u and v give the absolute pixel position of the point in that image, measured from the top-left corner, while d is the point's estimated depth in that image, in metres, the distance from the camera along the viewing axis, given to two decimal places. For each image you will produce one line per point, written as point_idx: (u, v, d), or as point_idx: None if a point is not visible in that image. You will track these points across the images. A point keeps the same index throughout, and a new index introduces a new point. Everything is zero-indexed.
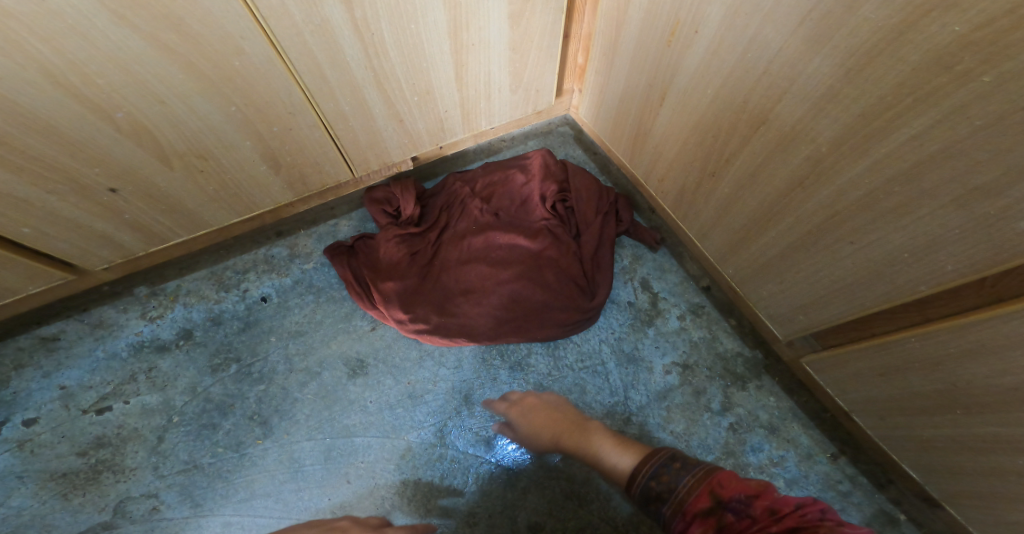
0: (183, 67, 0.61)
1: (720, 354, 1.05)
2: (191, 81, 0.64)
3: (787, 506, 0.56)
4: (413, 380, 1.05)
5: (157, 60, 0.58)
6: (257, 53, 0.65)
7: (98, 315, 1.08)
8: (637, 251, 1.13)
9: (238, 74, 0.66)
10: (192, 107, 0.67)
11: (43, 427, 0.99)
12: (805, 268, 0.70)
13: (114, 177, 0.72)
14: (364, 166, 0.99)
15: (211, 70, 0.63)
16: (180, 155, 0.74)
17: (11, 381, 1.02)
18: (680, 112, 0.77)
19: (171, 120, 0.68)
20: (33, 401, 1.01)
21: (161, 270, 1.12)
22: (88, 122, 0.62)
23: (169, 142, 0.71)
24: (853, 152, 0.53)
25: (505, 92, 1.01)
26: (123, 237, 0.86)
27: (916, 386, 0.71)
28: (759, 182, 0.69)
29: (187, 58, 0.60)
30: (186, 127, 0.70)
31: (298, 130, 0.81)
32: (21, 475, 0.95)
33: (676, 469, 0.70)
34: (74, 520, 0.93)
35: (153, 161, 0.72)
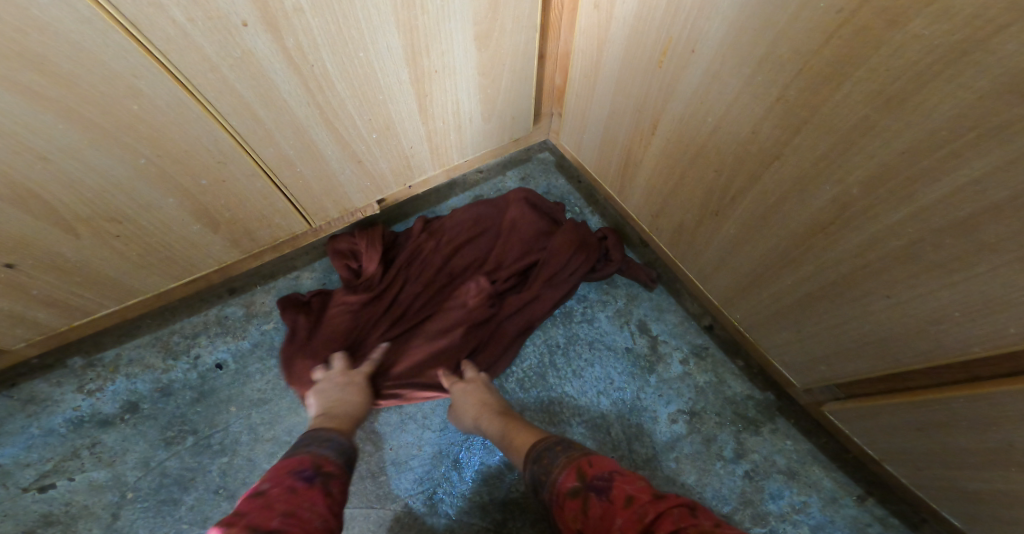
0: (63, 115, 0.50)
1: (730, 398, 0.94)
2: (77, 130, 0.52)
3: (652, 508, 0.41)
4: (394, 446, 0.90)
5: (24, 110, 0.47)
6: (161, 95, 0.54)
7: (28, 390, 0.93)
8: (631, 290, 1.03)
9: (142, 121, 0.55)
10: (87, 162, 0.56)
11: None
12: (825, 317, 0.61)
13: (3, 251, 0.60)
14: (322, 214, 0.89)
15: (100, 115, 0.52)
16: (85, 217, 0.62)
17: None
18: (677, 140, 0.68)
19: (64, 179, 0.56)
20: None
21: (98, 338, 0.97)
22: None
23: (66, 203, 0.59)
24: (889, 197, 0.44)
25: (477, 122, 0.91)
26: (37, 315, 0.73)
27: (954, 449, 0.61)
28: (775, 221, 0.59)
29: (64, 102, 0.49)
30: (86, 185, 0.59)
31: (233, 180, 0.70)
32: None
33: (559, 451, 0.60)
34: None
35: (51, 228, 0.61)
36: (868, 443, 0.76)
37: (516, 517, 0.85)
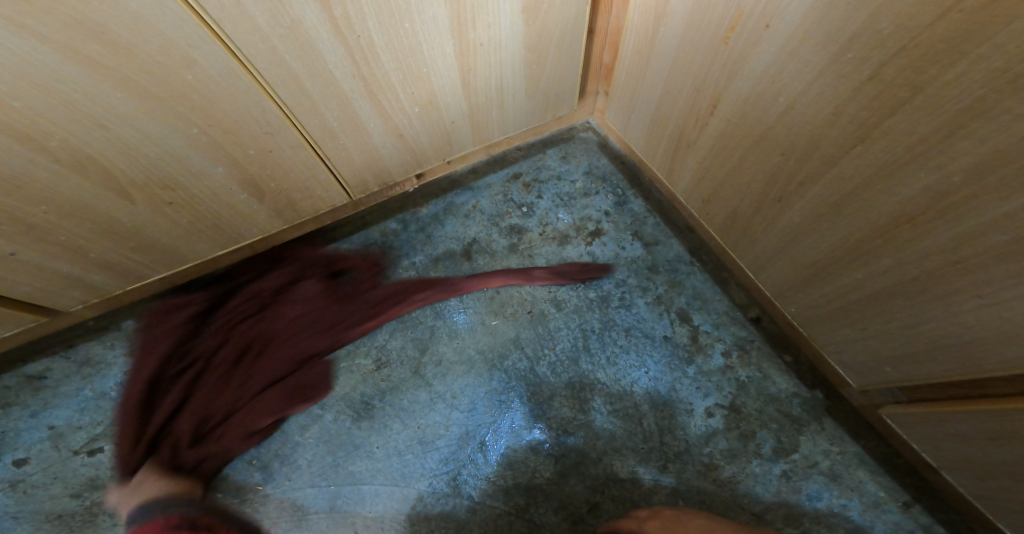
0: (120, 84, 0.50)
1: (772, 395, 0.89)
2: (133, 99, 0.52)
3: None
4: (423, 424, 0.90)
5: (85, 78, 0.47)
6: (214, 65, 0.53)
7: (85, 351, 0.96)
8: (674, 277, 0.99)
9: (195, 91, 0.55)
10: (143, 130, 0.56)
11: (35, 466, 0.88)
12: (896, 316, 0.57)
13: (64, 215, 0.61)
14: (362, 188, 0.88)
15: (156, 85, 0.52)
16: (140, 186, 0.63)
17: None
18: (740, 120, 0.64)
19: (121, 146, 0.57)
20: (21, 441, 0.90)
21: (148, 303, 1.00)
22: (17, 153, 0.50)
23: (121, 170, 0.59)
24: (996, 187, 0.39)
25: (520, 99, 0.88)
26: (94, 281, 0.75)
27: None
28: (851, 207, 0.54)
29: (123, 72, 0.48)
30: (140, 152, 0.59)
31: (278, 152, 0.70)
32: (17, 516, 0.85)
33: None
34: None
35: (108, 194, 0.61)
36: (926, 449, 0.71)
37: (538, 503, 0.84)
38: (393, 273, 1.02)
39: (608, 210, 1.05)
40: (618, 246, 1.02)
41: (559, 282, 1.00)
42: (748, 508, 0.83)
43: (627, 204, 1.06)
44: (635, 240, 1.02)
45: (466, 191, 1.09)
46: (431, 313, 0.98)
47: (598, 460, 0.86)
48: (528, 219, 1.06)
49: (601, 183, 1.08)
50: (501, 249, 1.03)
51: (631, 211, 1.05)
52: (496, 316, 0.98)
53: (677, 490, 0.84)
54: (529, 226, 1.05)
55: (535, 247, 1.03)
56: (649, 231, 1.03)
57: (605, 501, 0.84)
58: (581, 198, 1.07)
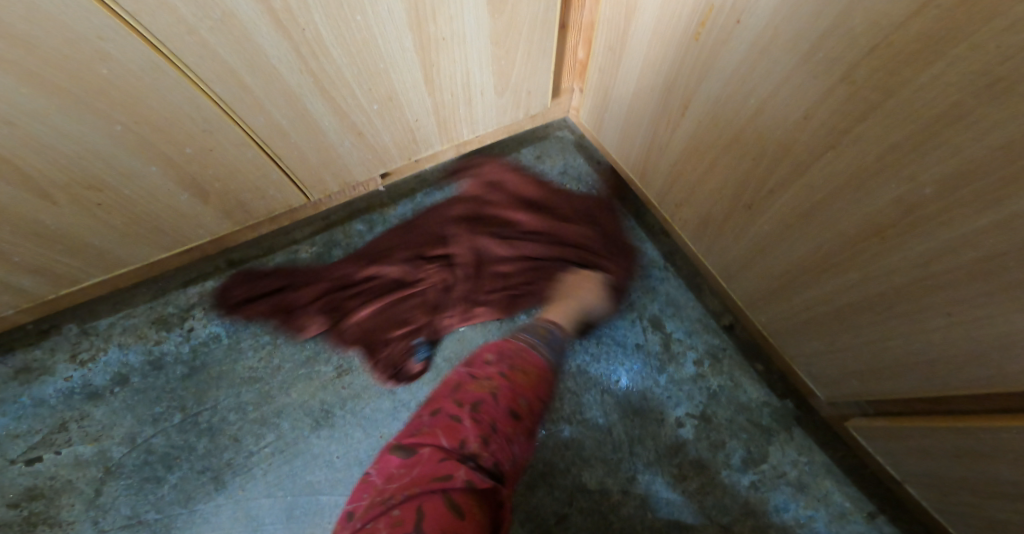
0: (25, 78, 0.44)
1: (743, 404, 0.88)
2: (43, 96, 0.47)
3: None
4: (386, 433, 0.86)
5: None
6: (134, 58, 0.48)
7: (22, 358, 0.88)
8: (648, 281, 0.97)
9: (117, 85, 0.49)
10: (59, 128, 0.51)
11: None
12: (863, 331, 0.55)
13: None
14: (321, 188, 0.83)
15: (70, 81, 0.46)
16: (64, 186, 0.57)
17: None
18: (712, 124, 0.62)
19: (37, 145, 0.51)
20: None
21: (92, 305, 0.92)
22: None
23: (39, 171, 0.54)
24: (967, 206, 0.37)
25: (489, 95, 0.85)
26: (24, 286, 0.69)
27: (986, 485, 0.55)
28: (820, 217, 0.52)
29: (26, 65, 0.43)
30: (59, 151, 0.53)
31: (222, 150, 0.65)
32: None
33: None
34: None
35: (27, 196, 0.55)
36: (891, 463, 0.71)
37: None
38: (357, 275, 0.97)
39: None
40: None
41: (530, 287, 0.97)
42: (716, 520, 0.81)
43: (601, 206, 1.03)
44: (609, 245, 1.00)
45: (437, 192, 1.05)
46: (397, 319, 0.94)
47: (566, 470, 0.84)
48: None
49: (576, 183, 1.05)
50: None
51: (605, 215, 1.03)
52: (464, 322, 0.94)
53: (646, 501, 0.82)
54: None
55: None
56: (623, 235, 1.01)
57: (574, 513, 0.81)
58: (555, 200, 1.04)
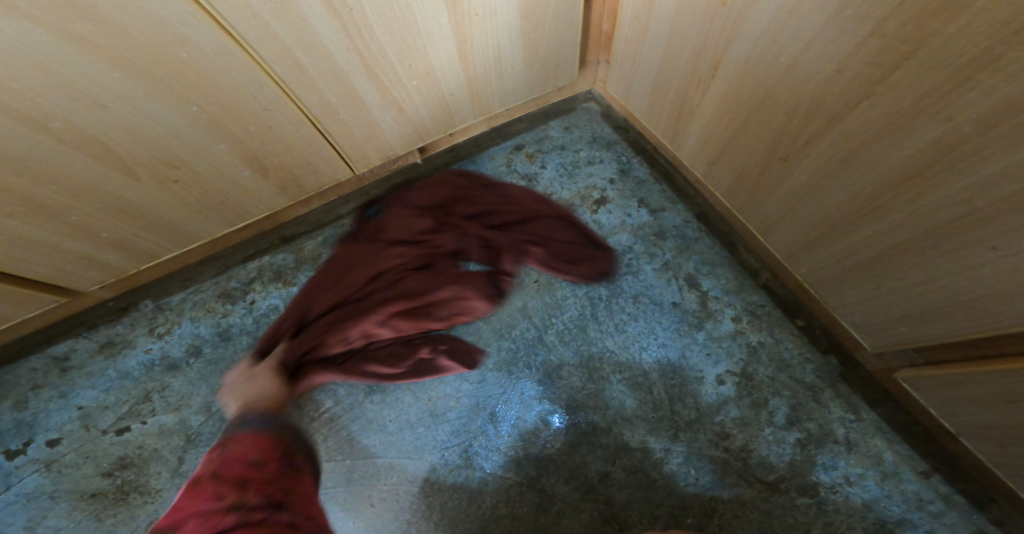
0: (116, 63, 0.50)
1: (785, 362, 0.88)
2: (131, 80, 0.52)
3: None
4: (434, 397, 0.91)
5: (80, 60, 0.47)
6: (207, 42, 0.53)
7: (107, 333, 0.99)
8: (682, 242, 0.97)
9: (190, 67, 0.55)
10: (143, 110, 0.57)
11: (67, 447, 0.91)
12: (909, 274, 0.55)
13: (75, 196, 0.62)
14: (364, 162, 0.89)
15: (152, 65, 0.52)
16: (147, 165, 0.64)
17: (29, 402, 0.94)
18: (743, 81, 0.62)
19: (124, 128, 0.57)
20: (54, 422, 0.93)
21: (165, 283, 1.02)
22: (22, 136, 0.51)
23: (127, 151, 0.61)
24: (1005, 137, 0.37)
25: (519, 69, 0.87)
26: (110, 258, 0.77)
27: None
28: (859, 163, 0.52)
29: (117, 51, 0.48)
30: (142, 132, 0.59)
31: (280, 128, 0.71)
32: (53, 495, 0.88)
33: None
34: None
35: (117, 176, 0.63)
36: (944, 415, 0.70)
37: (550, 473, 0.85)
38: None
39: (613, 178, 1.04)
40: (624, 213, 1.01)
41: None
42: (762, 477, 0.82)
43: (631, 170, 1.04)
44: (641, 208, 1.01)
45: (469, 164, 1.08)
46: None
47: (609, 429, 0.87)
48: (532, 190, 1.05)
49: (605, 151, 1.07)
50: None
51: (635, 178, 1.04)
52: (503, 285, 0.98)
53: (689, 459, 0.84)
54: None
55: None
56: (655, 198, 1.01)
57: (617, 471, 0.84)
58: (585, 167, 1.05)
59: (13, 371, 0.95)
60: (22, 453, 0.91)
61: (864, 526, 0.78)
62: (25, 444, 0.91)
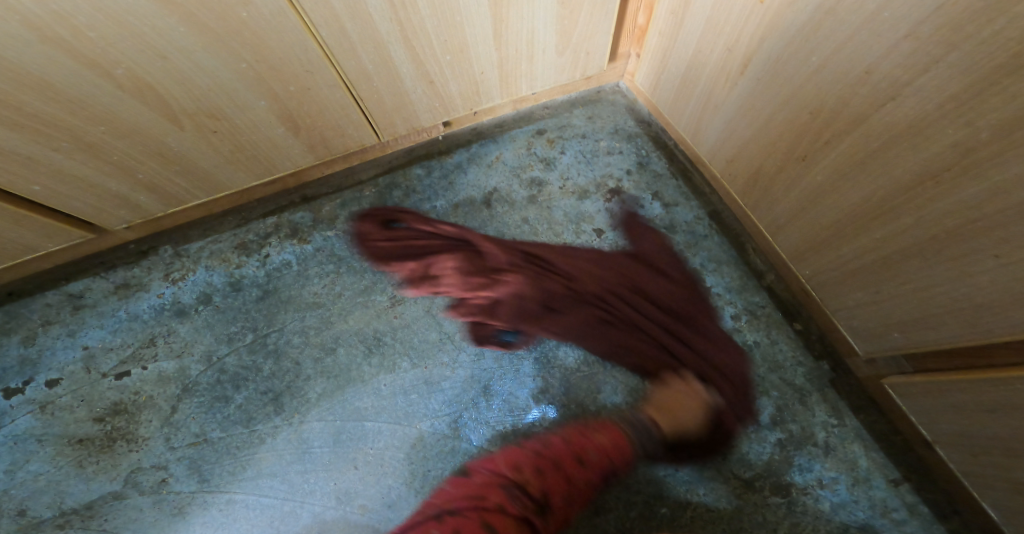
0: (184, 19, 0.54)
1: (777, 362, 0.91)
2: (192, 34, 0.56)
3: None
4: (431, 365, 0.93)
5: (154, 13, 0.52)
6: (268, 3, 0.57)
7: (124, 275, 1.00)
8: (690, 237, 1.00)
9: (247, 26, 0.58)
10: (198, 63, 0.60)
11: (64, 389, 0.92)
12: (911, 279, 0.58)
13: (119, 135, 0.66)
14: (391, 130, 0.92)
15: (215, 22, 0.56)
16: (191, 114, 0.68)
17: (37, 338, 0.95)
18: (769, 84, 0.65)
19: (178, 76, 0.61)
20: (55, 362, 0.93)
21: (187, 231, 1.03)
22: (86, 79, 0.56)
23: (177, 100, 0.65)
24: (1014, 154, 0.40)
25: (551, 54, 0.89)
26: (140, 199, 0.80)
27: (1007, 438, 0.58)
28: (875, 167, 0.55)
29: (187, 8, 0.53)
30: (192, 81, 0.63)
31: (316, 89, 0.74)
32: (41, 438, 0.89)
33: None
34: (86, 488, 0.86)
35: (161, 121, 0.67)
36: (924, 423, 0.73)
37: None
38: (413, 215, 1.05)
39: (630, 170, 1.06)
40: (637, 205, 1.03)
41: (574, 234, 1.02)
42: (738, 473, 0.85)
43: (648, 164, 1.07)
44: (654, 201, 1.04)
45: (490, 143, 1.11)
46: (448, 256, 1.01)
47: (597, 412, 0.89)
48: (549, 173, 1.07)
49: (625, 143, 1.09)
50: (521, 199, 1.05)
51: (651, 172, 1.06)
52: None
53: (671, 449, 0.87)
54: (549, 179, 1.07)
55: (554, 200, 1.05)
56: (670, 193, 1.04)
57: None
58: (603, 156, 1.08)
59: (28, 304, 0.97)
60: (20, 392, 0.91)
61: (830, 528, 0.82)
62: (25, 383, 0.92)
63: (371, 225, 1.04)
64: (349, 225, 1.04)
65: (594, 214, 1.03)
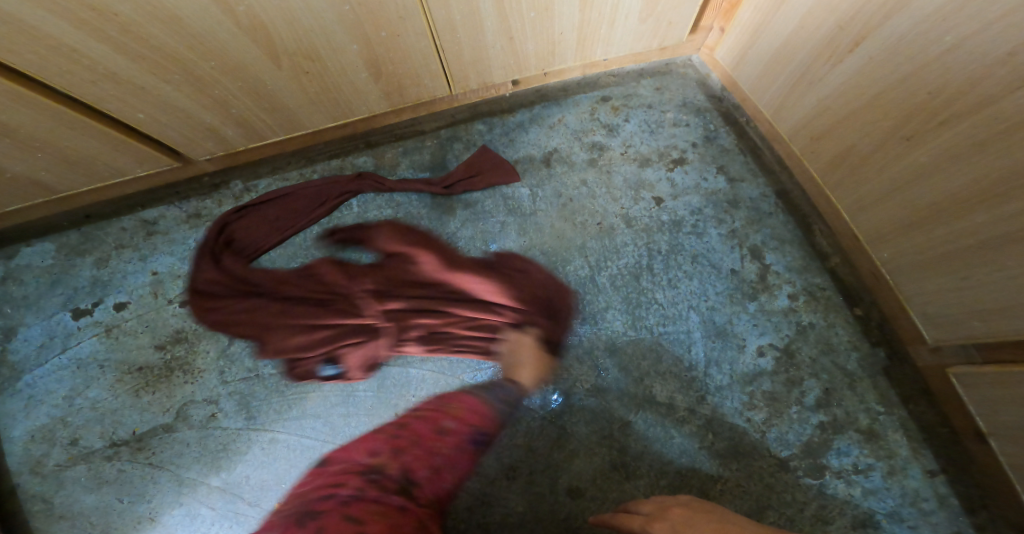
0: None
1: (831, 346, 0.89)
2: None
3: None
4: None
5: None
6: None
7: (197, 206, 1.04)
8: (753, 215, 0.99)
9: None
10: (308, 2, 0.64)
11: (131, 313, 0.97)
12: (1007, 267, 0.58)
13: (207, 58, 0.69)
14: (463, 84, 0.93)
15: None
16: (285, 49, 0.71)
17: (110, 261, 1.00)
18: (885, 62, 0.64)
19: (288, 12, 0.64)
20: (126, 285, 0.99)
21: (256, 167, 1.06)
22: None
23: (279, 35, 0.68)
24: None
25: (632, 20, 0.87)
26: (217, 124, 0.84)
27: None
28: (992, 149, 0.54)
29: None
30: (293, 17, 0.66)
31: (406, 36, 0.75)
32: (103, 364, 0.94)
33: None
34: (140, 418, 0.90)
35: (253, 50, 0.69)
36: (983, 413, 0.73)
37: (573, 413, 0.89)
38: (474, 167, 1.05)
39: (695, 142, 1.04)
40: (700, 177, 1.02)
41: (633, 200, 1.01)
42: (774, 452, 0.84)
43: (716, 139, 1.04)
44: (719, 175, 1.02)
45: (554, 105, 1.10)
46: (504, 209, 1.02)
47: (642, 382, 0.90)
48: (612, 139, 1.06)
49: (694, 115, 1.07)
50: (581, 161, 1.05)
51: (719, 146, 1.04)
52: (567, 224, 1.01)
53: (710, 423, 0.86)
54: (611, 145, 1.06)
55: (614, 166, 1.04)
56: (736, 168, 1.02)
57: (637, 421, 0.87)
58: (668, 127, 1.06)
59: (105, 228, 1.02)
60: (88, 314, 0.97)
61: (856, 513, 0.80)
62: (95, 304, 0.97)
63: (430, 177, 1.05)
64: (410, 173, 1.05)
65: (655, 182, 1.02)
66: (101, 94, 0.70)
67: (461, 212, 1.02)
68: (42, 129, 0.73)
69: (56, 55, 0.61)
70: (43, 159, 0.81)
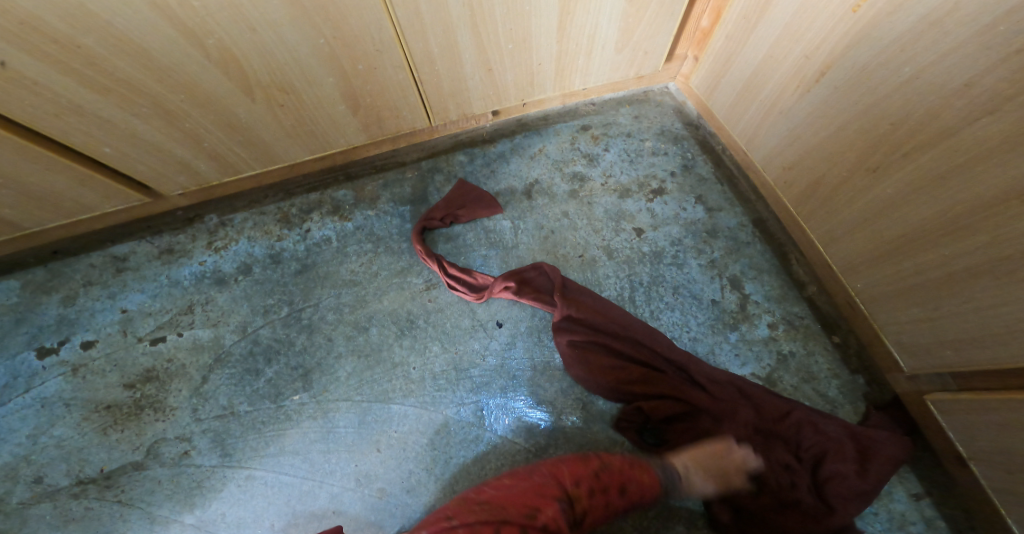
0: None
1: (812, 374, 0.90)
2: (282, 5, 0.60)
3: None
4: (461, 350, 0.94)
5: None
6: None
7: (169, 240, 1.02)
8: (731, 244, 1.00)
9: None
10: (282, 36, 0.64)
11: (99, 352, 0.93)
12: (976, 298, 0.59)
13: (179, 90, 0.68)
14: (443, 115, 0.93)
15: None
16: (258, 81, 0.70)
17: (78, 299, 0.96)
18: (850, 92, 0.66)
19: (260, 46, 0.64)
20: (93, 323, 0.95)
21: (231, 200, 1.05)
22: (165, 33, 0.58)
23: (251, 67, 0.67)
24: None
25: (609, 50, 0.89)
26: (190, 156, 0.82)
27: None
28: (956, 182, 0.56)
29: None
30: (268, 50, 0.66)
31: (383, 68, 0.76)
32: (69, 403, 0.89)
33: None
34: (107, 456, 0.86)
35: (227, 82, 0.69)
36: (961, 438, 0.72)
37: (558, 446, 0.86)
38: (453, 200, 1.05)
39: (674, 172, 1.06)
40: (679, 207, 1.04)
41: (614, 232, 1.02)
42: None
43: (694, 168, 1.07)
44: (697, 205, 1.04)
45: (535, 135, 1.11)
46: (486, 242, 1.02)
47: None
48: (592, 169, 1.07)
49: (671, 145, 1.09)
50: (563, 192, 1.06)
51: (696, 176, 1.06)
52: (549, 254, 1.01)
53: None
54: (592, 175, 1.07)
55: (595, 197, 1.05)
56: (713, 198, 1.04)
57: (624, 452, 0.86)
58: (648, 157, 1.08)
59: (74, 264, 0.99)
60: (54, 353, 0.92)
61: None
62: (61, 342, 0.93)
63: (411, 208, 1.05)
64: (389, 207, 1.05)
65: (635, 213, 1.03)
66: (67, 126, 0.68)
67: (443, 245, 1.02)
68: (4, 163, 0.71)
69: (19, 88, 0.60)
70: (4, 194, 0.78)
